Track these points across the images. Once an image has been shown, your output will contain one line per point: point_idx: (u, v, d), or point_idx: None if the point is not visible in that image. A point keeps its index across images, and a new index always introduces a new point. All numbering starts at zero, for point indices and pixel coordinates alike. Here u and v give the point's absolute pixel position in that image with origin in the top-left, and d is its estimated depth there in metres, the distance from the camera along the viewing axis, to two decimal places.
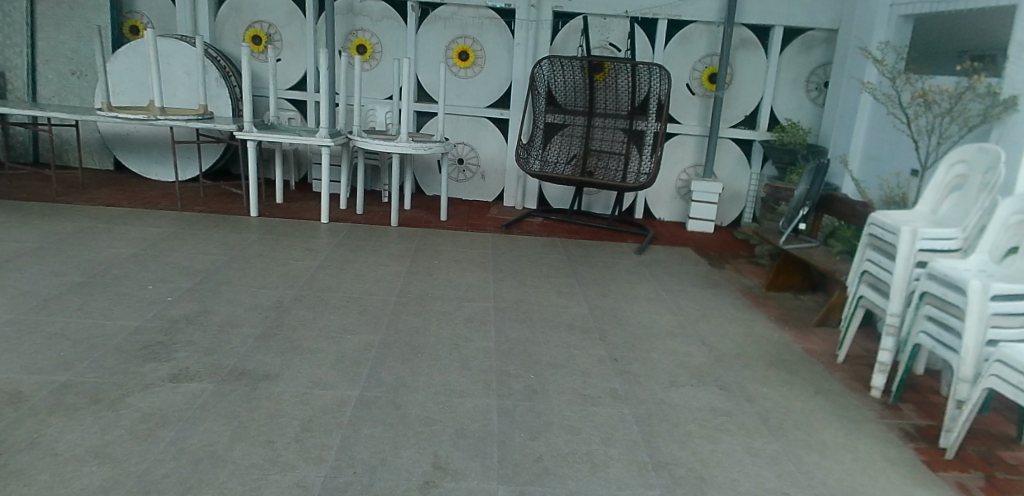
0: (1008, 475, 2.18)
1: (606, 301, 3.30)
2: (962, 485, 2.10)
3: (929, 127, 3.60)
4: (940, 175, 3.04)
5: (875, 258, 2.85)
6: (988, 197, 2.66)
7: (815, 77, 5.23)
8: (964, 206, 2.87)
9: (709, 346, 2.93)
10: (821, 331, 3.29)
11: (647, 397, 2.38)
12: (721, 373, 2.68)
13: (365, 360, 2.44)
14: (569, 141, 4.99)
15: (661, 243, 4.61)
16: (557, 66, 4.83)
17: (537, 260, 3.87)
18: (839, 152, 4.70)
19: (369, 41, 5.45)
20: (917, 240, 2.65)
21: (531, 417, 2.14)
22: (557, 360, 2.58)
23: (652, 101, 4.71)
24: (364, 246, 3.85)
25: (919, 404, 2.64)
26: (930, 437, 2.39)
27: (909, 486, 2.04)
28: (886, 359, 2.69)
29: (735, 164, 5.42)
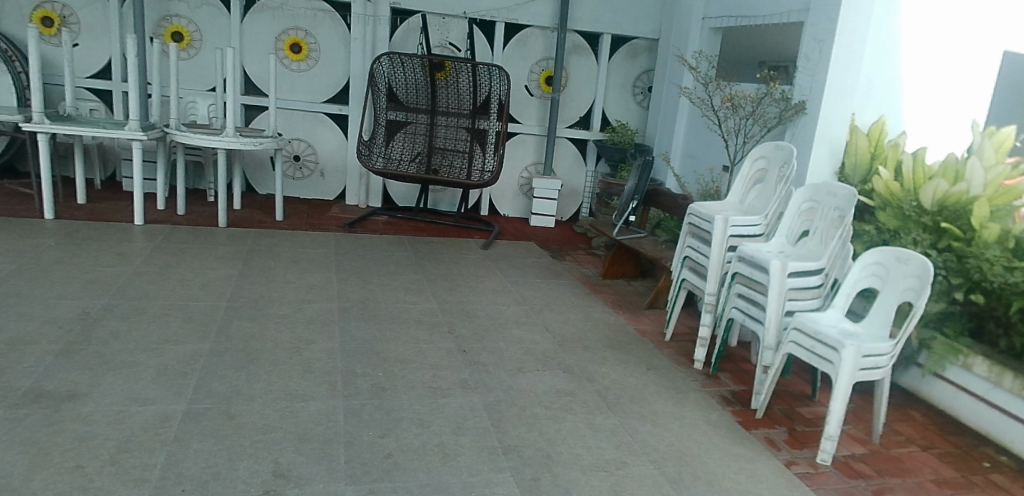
0: (805, 427, 2.53)
1: (453, 295, 3.32)
2: (770, 440, 2.40)
3: (737, 128, 4.13)
4: (746, 169, 3.38)
5: (694, 244, 3.13)
6: (783, 188, 3.06)
7: (641, 82, 5.67)
8: (765, 195, 3.25)
9: (553, 333, 3.05)
10: (651, 312, 3.57)
11: (495, 384, 2.42)
12: (565, 356, 2.81)
13: (192, 370, 2.24)
14: (412, 140, 4.98)
15: (506, 238, 4.72)
16: (397, 64, 4.75)
17: (383, 258, 3.79)
18: (661, 150, 5.13)
19: (185, 28, 5.01)
20: (728, 226, 2.96)
21: (379, 414, 2.09)
22: (405, 356, 2.54)
23: (493, 101, 4.81)
24: (189, 249, 3.53)
25: (734, 372, 2.96)
26: (743, 400, 2.70)
27: (727, 445, 2.28)
28: (705, 334, 2.98)
29: (572, 162, 5.72)
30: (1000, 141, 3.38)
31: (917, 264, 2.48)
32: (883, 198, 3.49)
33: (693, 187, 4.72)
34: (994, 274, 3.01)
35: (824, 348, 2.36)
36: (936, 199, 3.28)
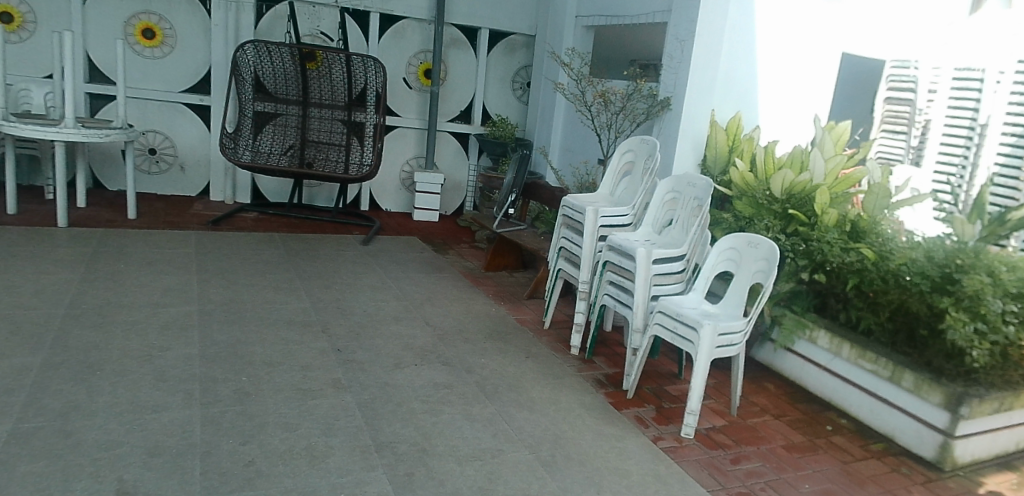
0: (671, 404, 2.82)
1: (327, 293, 3.21)
2: (640, 418, 2.67)
3: (609, 123, 4.31)
4: (615, 163, 3.54)
5: (568, 235, 3.28)
6: (649, 180, 3.28)
7: (520, 77, 5.75)
8: (632, 187, 3.44)
9: (432, 326, 3.04)
10: (531, 302, 3.66)
11: (370, 382, 2.37)
12: (444, 350, 2.81)
13: (19, 387, 2.01)
14: (283, 132, 4.78)
15: (387, 233, 4.65)
16: (263, 52, 4.52)
17: (252, 257, 3.61)
18: (540, 144, 5.25)
19: (15, 9, 4.53)
20: (598, 217, 3.14)
21: (242, 420, 1.98)
22: (273, 358, 2.43)
23: (369, 94, 4.69)
24: (22, 253, 3.17)
25: (607, 355, 3.17)
26: (616, 382, 2.93)
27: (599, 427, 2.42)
28: (580, 321, 3.14)
29: (454, 156, 5.71)
30: (838, 135, 3.85)
31: (768, 248, 2.78)
32: (740, 188, 3.80)
33: (569, 179, 4.89)
34: (833, 255, 3.35)
35: (684, 329, 2.62)
36: (785, 188, 3.60)
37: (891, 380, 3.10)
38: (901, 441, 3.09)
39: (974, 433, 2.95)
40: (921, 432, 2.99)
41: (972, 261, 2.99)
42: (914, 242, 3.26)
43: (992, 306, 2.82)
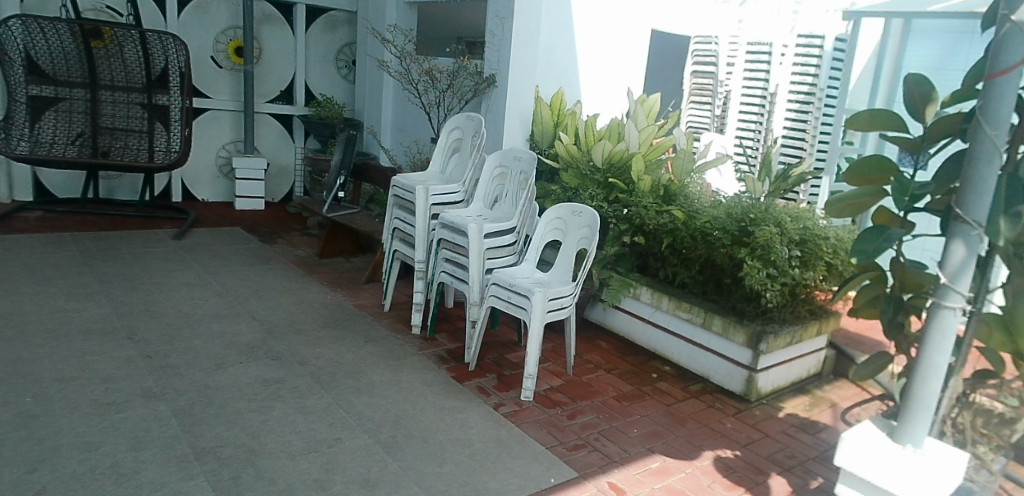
0: (511, 370, 3.10)
1: (133, 297, 3.09)
2: (482, 388, 2.92)
3: (437, 100, 4.32)
4: (443, 141, 3.59)
5: (400, 215, 3.31)
6: (477, 156, 3.37)
7: (344, 55, 5.98)
8: (461, 163, 3.51)
9: (259, 321, 3.05)
10: (370, 286, 3.63)
11: (187, 387, 2.39)
12: (273, 345, 2.84)
13: None
14: (70, 118, 4.85)
15: (205, 226, 4.39)
16: (37, 25, 4.59)
17: (45, 266, 3.31)
18: (369, 125, 5.15)
19: None
20: (429, 196, 3.19)
21: (34, 445, 1.93)
22: (71, 373, 2.36)
23: (171, 72, 4.99)
24: None
25: (449, 331, 3.31)
26: (457, 356, 3.11)
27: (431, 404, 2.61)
28: (420, 300, 3.24)
29: (278, 139, 5.87)
30: (648, 108, 4.12)
31: (589, 215, 3.10)
32: (566, 160, 3.97)
33: (400, 158, 4.88)
34: (649, 218, 3.63)
35: (518, 296, 2.90)
36: (606, 158, 3.81)
37: (703, 326, 3.48)
38: (715, 379, 3.48)
39: (772, 365, 3.39)
40: (730, 369, 3.40)
41: (762, 214, 3.38)
42: (716, 202, 3.61)
43: (779, 252, 3.20)
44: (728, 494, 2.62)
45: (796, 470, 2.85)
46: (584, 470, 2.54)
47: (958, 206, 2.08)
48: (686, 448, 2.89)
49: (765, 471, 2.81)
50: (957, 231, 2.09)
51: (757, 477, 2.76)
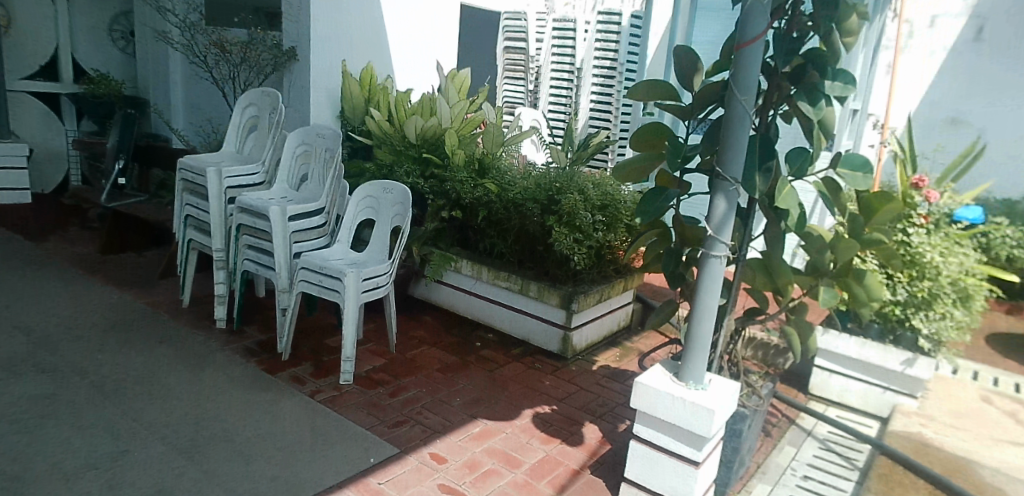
0: (329, 356, 3.06)
1: None
2: (297, 378, 2.86)
3: (233, 75, 4.07)
4: (237, 119, 3.47)
5: (192, 201, 3.15)
6: (276, 134, 3.28)
7: (119, 26, 5.59)
8: (260, 142, 3.42)
9: (27, 330, 2.86)
10: (165, 281, 3.53)
11: None
12: (44, 356, 2.69)
13: None
14: None
15: None
16: None
17: None
18: (159, 105, 4.82)
19: None
20: (223, 179, 3.06)
21: None
22: None
23: None
24: None
25: (258, 322, 3.25)
26: (269, 347, 3.05)
27: (229, 400, 2.61)
28: (222, 292, 3.11)
29: (42, 119, 5.36)
30: (459, 84, 4.14)
31: (400, 192, 3.05)
32: (378, 136, 3.89)
33: (193, 139, 4.72)
34: (465, 192, 3.66)
35: (329, 280, 2.81)
36: (418, 133, 3.79)
37: (521, 292, 3.62)
38: (534, 342, 3.65)
39: (585, 323, 3.62)
40: (548, 330, 3.58)
41: (566, 183, 3.55)
42: (526, 173, 3.72)
43: (583, 218, 3.39)
44: (546, 447, 2.78)
45: (606, 417, 3.08)
46: (405, 445, 2.57)
47: (720, 165, 2.35)
48: (506, 409, 3.01)
49: (579, 421, 3.02)
50: (720, 187, 2.37)
51: (571, 428, 2.95)
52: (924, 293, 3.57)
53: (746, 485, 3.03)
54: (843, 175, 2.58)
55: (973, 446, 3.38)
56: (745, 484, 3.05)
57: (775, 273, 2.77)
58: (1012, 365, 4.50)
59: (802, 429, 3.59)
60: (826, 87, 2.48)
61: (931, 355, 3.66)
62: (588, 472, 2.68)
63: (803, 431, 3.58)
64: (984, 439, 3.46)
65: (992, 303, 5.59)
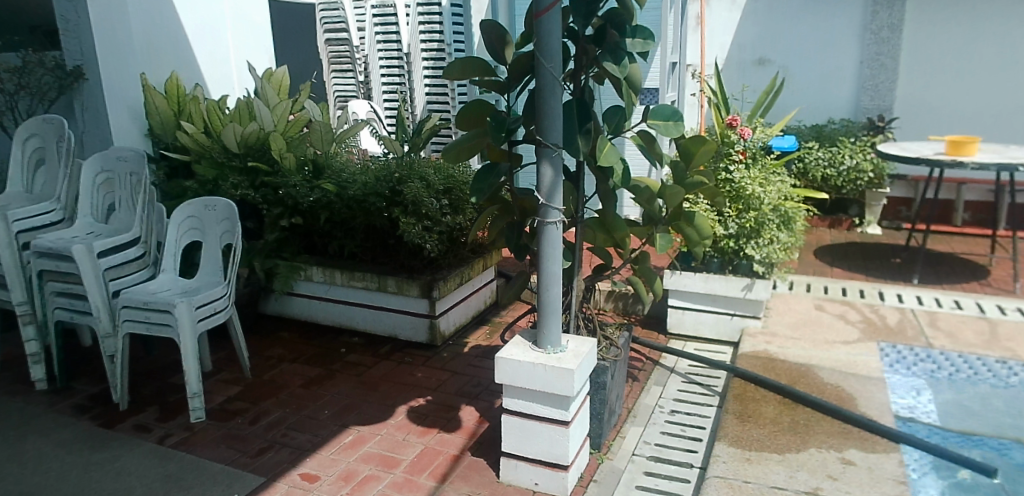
0: (175, 395, 2.87)
1: None
2: (140, 426, 2.65)
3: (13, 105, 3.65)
4: (18, 156, 3.24)
5: None
6: (68, 165, 3.07)
7: None
8: (50, 175, 3.22)
9: None
10: None
11: None
12: None
13: None
14: None
15: None
16: None
17: None
18: None
19: None
20: (10, 223, 2.81)
21: None
22: None
23: None
24: None
25: (87, 375, 3.00)
26: (103, 399, 2.82)
27: (60, 464, 2.38)
28: (35, 350, 2.85)
29: None
30: (278, 83, 4.01)
31: (224, 207, 2.90)
32: (196, 150, 3.63)
33: None
34: (302, 196, 3.49)
35: (157, 316, 2.59)
36: (238, 141, 3.55)
37: (380, 289, 3.53)
38: (402, 336, 3.59)
39: (450, 308, 3.61)
40: (413, 322, 3.53)
41: (407, 171, 3.48)
42: (364, 167, 3.61)
43: (429, 205, 3.34)
44: (423, 439, 2.75)
45: (481, 395, 3.10)
46: (272, 472, 2.44)
47: (539, 133, 2.38)
48: (378, 411, 2.94)
49: (455, 406, 3.01)
50: (543, 154, 2.41)
51: (448, 414, 2.95)
52: (751, 223, 3.89)
53: (620, 431, 3.20)
54: (656, 126, 2.73)
55: (810, 352, 3.76)
56: (619, 431, 3.20)
57: (612, 228, 2.89)
58: (836, 272, 5.05)
59: (666, 367, 3.84)
60: (627, 45, 2.62)
61: (767, 277, 3.99)
62: (468, 454, 2.68)
63: (667, 369, 3.82)
64: (819, 344, 3.85)
65: (815, 221, 6.19)
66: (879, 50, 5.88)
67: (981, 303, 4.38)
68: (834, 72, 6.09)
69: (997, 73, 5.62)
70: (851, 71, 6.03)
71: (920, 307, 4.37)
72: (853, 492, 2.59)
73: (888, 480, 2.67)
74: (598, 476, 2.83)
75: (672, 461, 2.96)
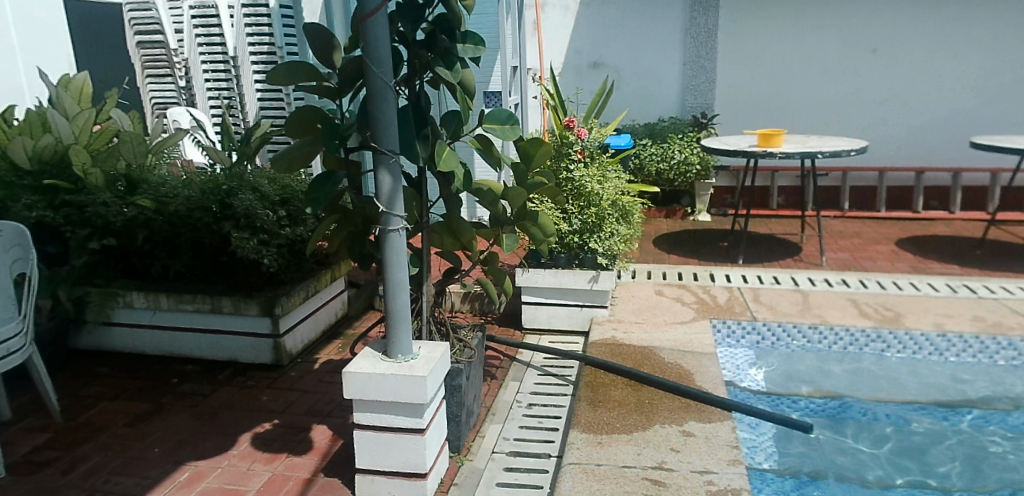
0: None
1: None
2: None
3: None
4: None
5: None
6: None
7: None
8: None
9: None
10: None
11: None
12: None
13: None
14: None
15: None
16: None
17: None
18: None
19: None
20: None
21: None
22: None
23: None
24: None
25: None
26: None
27: None
28: None
29: None
30: (77, 90, 3.60)
31: (10, 231, 2.63)
32: None
33: None
34: (114, 214, 3.17)
35: None
36: (31, 156, 3.16)
37: (213, 310, 3.29)
38: (244, 359, 3.36)
39: (296, 324, 3.43)
40: (254, 343, 3.32)
41: (236, 183, 3.27)
42: (187, 180, 3.35)
43: (264, 217, 3.15)
44: (270, 466, 2.58)
45: (334, 412, 2.96)
46: None
47: (374, 141, 2.24)
48: (218, 441, 2.73)
49: (306, 426, 2.86)
50: (381, 161, 2.28)
51: (297, 436, 2.79)
52: (592, 218, 4.09)
53: (479, 431, 3.21)
54: (493, 130, 2.76)
55: (652, 334, 4.00)
56: (478, 430, 3.23)
57: (459, 231, 2.89)
58: (673, 259, 5.43)
59: (522, 362, 3.93)
60: (459, 50, 2.62)
61: (610, 269, 4.21)
62: (321, 475, 2.55)
63: (523, 364, 3.91)
64: (660, 326, 4.11)
65: (653, 212, 6.61)
66: (698, 54, 6.43)
67: (794, 277, 4.90)
68: (660, 74, 6.58)
69: (795, 72, 6.36)
70: (675, 72, 6.54)
71: (745, 285, 4.81)
72: (693, 461, 2.78)
73: (723, 446, 2.90)
74: (458, 479, 2.81)
75: (531, 453, 3.02)
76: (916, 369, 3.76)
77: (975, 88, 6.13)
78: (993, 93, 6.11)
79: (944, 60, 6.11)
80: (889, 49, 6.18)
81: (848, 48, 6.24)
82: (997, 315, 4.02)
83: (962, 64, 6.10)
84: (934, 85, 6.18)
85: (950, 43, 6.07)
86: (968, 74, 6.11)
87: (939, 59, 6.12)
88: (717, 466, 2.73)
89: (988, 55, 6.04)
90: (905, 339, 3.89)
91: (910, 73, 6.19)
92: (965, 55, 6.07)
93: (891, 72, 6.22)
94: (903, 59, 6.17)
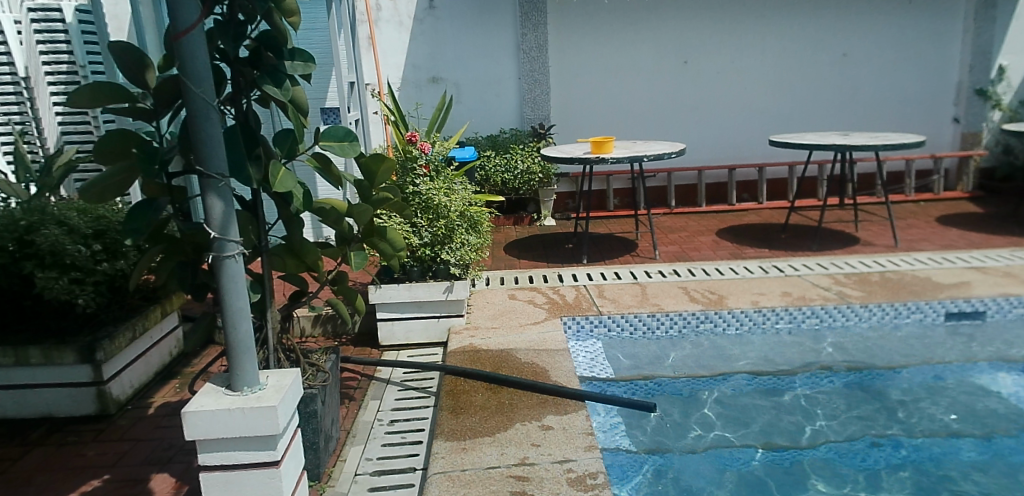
0: None
1: None
2: None
3: None
4: None
5: None
6: None
7: None
8: None
9: None
10: None
11: None
12: None
13: None
14: None
15: None
16: None
17: None
18: None
19: None
20: None
21: None
22: None
23: None
24: None
25: None
26: None
27: None
28: None
29: None
30: None
31: None
32: None
33: None
34: None
35: None
36: None
37: (20, 363, 2.96)
38: (63, 413, 3.05)
39: (124, 368, 3.14)
40: (76, 395, 3.01)
41: (38, 218, 2.93)
42: None
43: (74, 253, 2.85)
44: None
45: (176, 458, 2.72)
46: None
47: (199, 163, 2.03)
48: None
49: (143, 477, 2.60)
50: (209, 186, 2.05)
51: (134, 489, 2.53)
52: (441, 230, 4.14)
53: (340, 455, 3.12)
54: (331, 147, 2.70)
55: (507, 337, 4.12)
56: (338, 454, 3.13)
57: (303, 253, 2.80)
58: (523, 263, 5.63)
59: (381, 380, 3.87)
60: (288, 68, 2.55)
61: (463, 278, 4.27)
62: None
63: (382, 382, 3.86)
64: (515, 328, 4.24)
65: (501, 220, 6.79)
66: (532, 68, 6.71)
67: (633, 271, 5.28)
68: (498, 87, 6.80)
69: (619, 82, 6.88)
70: (511, 85, 6.80)
71: (590, 282, 5.11)
72: (554, 453, 2.90)
73: (580, 434, 3.06)
74: None
75: (396, 469, 2.99)
76: (738, 344, 4.22)
77: (769, 93, 7.01)
78: (784, 97, 7.04)
79: (743, 68, 6.92)
80: (698, 60, 6.88)
81: (664, 60, 6.86)
82: (801, 290, 4.60)
83: (757, 73, 6.95)
84: (736, 92, 6.99)
85: (745, 54, 6.89)
86: (762, 81, 6.97)
87: (739, 68, 6.92)
88: (575, 454, 2.88)
89: (776, 64, 6.94)
90: (729, 317, 4.32)
91: (716, 81, 6.95)
92: (759, 65, 6.93)
93: (700, 80, 6.94)
94: (710, 69, 6.91)
